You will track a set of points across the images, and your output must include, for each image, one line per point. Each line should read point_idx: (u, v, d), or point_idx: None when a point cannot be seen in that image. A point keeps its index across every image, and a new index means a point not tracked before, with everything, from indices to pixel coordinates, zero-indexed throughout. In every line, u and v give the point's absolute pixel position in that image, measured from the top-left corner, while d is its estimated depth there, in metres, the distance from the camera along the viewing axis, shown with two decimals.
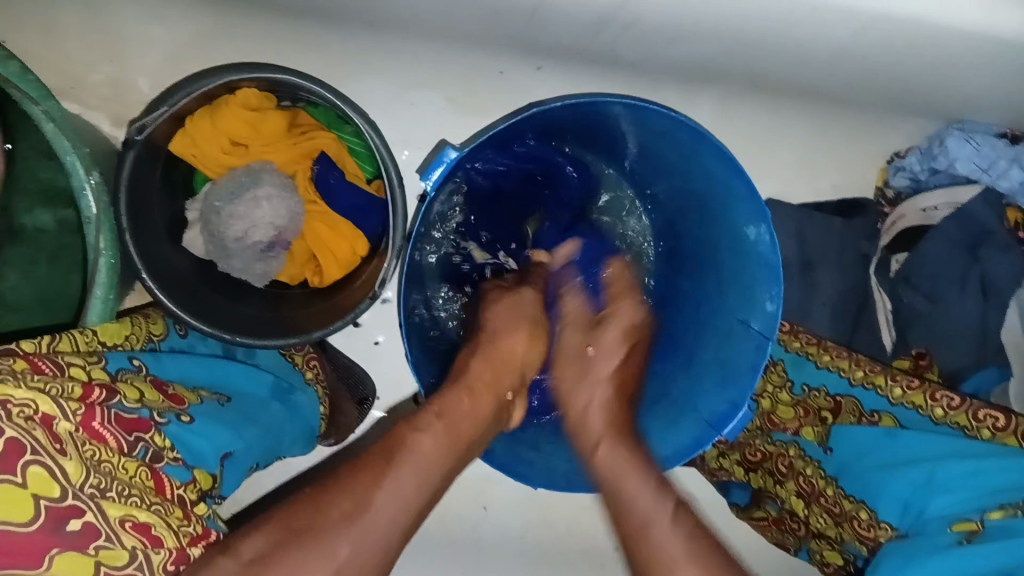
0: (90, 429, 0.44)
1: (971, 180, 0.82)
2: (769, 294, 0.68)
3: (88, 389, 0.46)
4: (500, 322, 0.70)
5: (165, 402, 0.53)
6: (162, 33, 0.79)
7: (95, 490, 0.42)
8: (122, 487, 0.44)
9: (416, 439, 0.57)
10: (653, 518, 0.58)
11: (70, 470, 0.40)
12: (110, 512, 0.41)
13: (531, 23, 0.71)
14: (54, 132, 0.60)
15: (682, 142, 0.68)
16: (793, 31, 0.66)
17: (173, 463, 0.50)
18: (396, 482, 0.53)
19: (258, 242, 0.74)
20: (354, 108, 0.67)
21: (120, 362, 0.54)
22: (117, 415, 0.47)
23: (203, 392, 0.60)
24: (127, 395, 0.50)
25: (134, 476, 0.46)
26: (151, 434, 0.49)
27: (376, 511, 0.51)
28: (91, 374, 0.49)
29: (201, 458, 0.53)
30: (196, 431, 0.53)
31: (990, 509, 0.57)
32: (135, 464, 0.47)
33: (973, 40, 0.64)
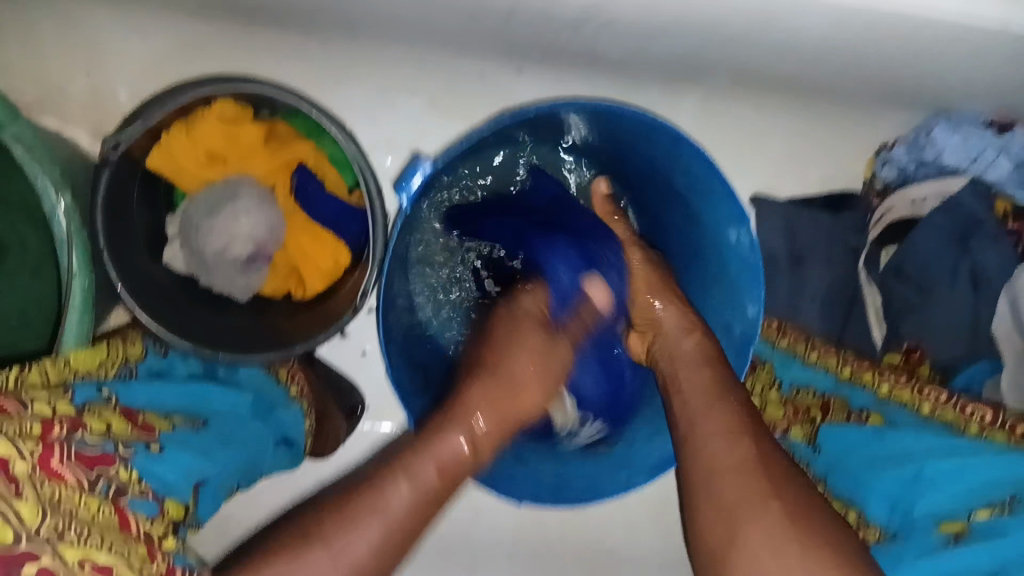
0: (48, 468, 0.44)
1: (958, 170, 0.81)
2: (750, 296, 0.67)
3: (48, 424, 0.47)
4: (499, 350, 0.70)
5: (134, 433, 0.53)
6: (137, 42, 0.77)
7: (53, 532, 0.40)
8: (81, 528, 0.42)
9: (394, 490, 0.55)
10: (715, 465, 0.54)
11: (24, 513, 0.40)
12: (66, 554, 0.40)
13: (509, 24, 0.70)
14: (25, 156, 0.62)
15: (659, 146, 0.67)
16: (773, 23, 0.65)
17: (139, 496, 0.49)
18: (364, 530, 0.51)
19: (237, 256, 0.73)
20: (328, 119, 0.66)
21: (87, 394, 0.53)
22: (77, 453, 0.47)
23: (175, 418, 0.59)
24: (92, 428, 0.50)
25: (96, 513, 0.45)
26: (115, 469, 0.48)
27: (354, 565, 0.50)
28: (56, 408, 0.49)
29: (170, 487, 0.52)
30: (165, 460, 0.53)
31: (978, 509, 0.56)
32: (97, 500, 0.45)
33: (956, 28, 0.63)
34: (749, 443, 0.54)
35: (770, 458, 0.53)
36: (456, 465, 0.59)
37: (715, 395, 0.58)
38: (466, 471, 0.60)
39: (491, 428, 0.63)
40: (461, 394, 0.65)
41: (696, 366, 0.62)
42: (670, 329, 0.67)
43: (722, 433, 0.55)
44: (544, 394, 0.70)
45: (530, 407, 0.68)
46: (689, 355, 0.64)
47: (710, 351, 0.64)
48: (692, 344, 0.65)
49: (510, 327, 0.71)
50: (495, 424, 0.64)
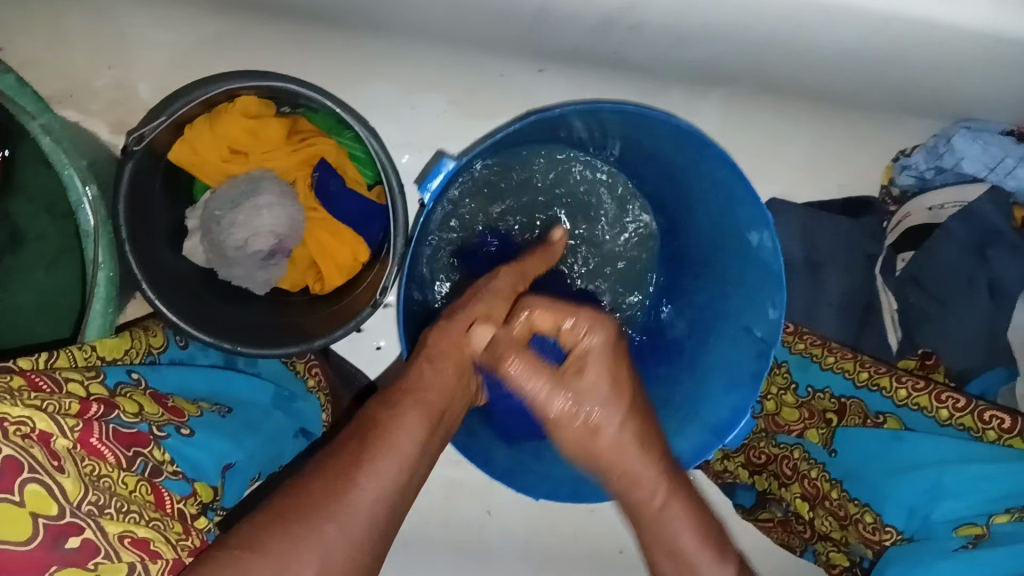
0: (88, 445, 0.45)
1: (977, 178, 0.80)
2: (771, 300, 0.67)
3: (86, 404, 0.47)
4: (462, 300, 0.64)
5: (165, 415, 0.54)
6: (161, 37, 0.78)
7: (93, 507, 0.41)
8: (120, 503, 0.44)
9: (400, 428, 0.52)
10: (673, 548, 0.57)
11: (68, 488, 0.40)
12: (109, 529, 0.41)
13: (533, 26, 0.71)
14: (53, 146, 0.61)
15: (682, 148, 0.67)
16: (796, 32, 0.66)
17: (173, 476, 0.50)
18: (378, 470, 0.49)
19: (258, 250, 0.76)
20: (353, 115, 0.66)
21: (119, 376, 0.54)
22: (116, 430, 0.47)
23: (202, 404, 0.60)
24: (126, 410, 0.50)
25: (133, 491, 0.46)
26: (150, 448, 0.49)
27: (359, 491, 0.47)
28: (89, 389, 0.50)
29: (201, 470, 0.53)
30: (197, 442, 0.54)
31: (996, 514, 0.57)
32: (134, 478, 0.47)
33: (979, 38, 0.63)
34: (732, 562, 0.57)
35: (709, 535, 0.58)
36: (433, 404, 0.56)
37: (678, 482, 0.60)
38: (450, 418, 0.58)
39: (451, 379, 0.59)
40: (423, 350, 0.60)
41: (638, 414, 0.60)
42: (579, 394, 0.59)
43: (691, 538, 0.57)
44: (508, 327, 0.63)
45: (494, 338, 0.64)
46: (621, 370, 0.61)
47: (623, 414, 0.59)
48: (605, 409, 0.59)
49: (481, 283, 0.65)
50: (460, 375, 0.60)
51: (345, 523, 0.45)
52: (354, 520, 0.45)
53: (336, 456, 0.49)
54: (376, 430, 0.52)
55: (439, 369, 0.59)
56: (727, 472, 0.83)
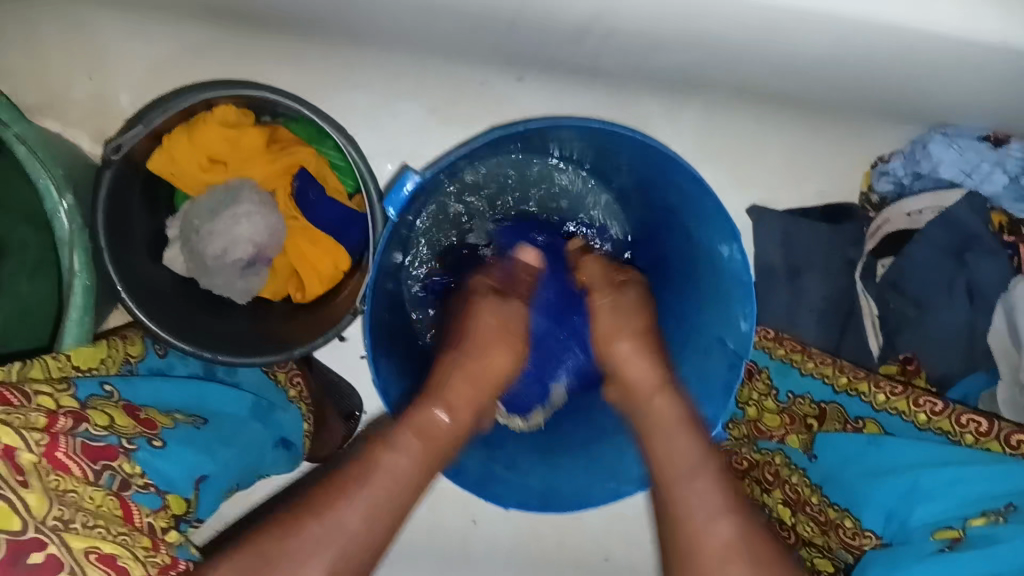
0: (53, 459, 0.44)
1: (954, 184, 0.81)
2: (742, 312, 0.67)
3: (54, 418, 0.47)
4: (485, 331, 0.70)
5: (136, 428, 0.54)
6: (140, 47, 0.78)
7: (59, 522, 0.41)
8: (87, 517, 0.43)
9: (392, 456, 0.59)
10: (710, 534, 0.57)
11: (32, 502, 0.40)
12: (73, 544, 0.41)
13: (509, 32, 0.71)
14: (28, 155, 0.61)
15: (650, 160, 0.68)
16: (772, 36, 0.66)
17: (142, 489, 0.50)
18: (359, 503, 0.55)
19: (238, 260, 0.74)
20: (331, 125, 0.66)
21: (90, 389, 0.54)
22: (82, 444, 0.47)
23: (178, 415, 0.60)
24: (95, 422, 0.50)
25: (101, 505, 0.46)
26: (119, 462, 0.49)
27: (340, 532, 0.53)
28: (59, 401, 0.50)
29: (171, 483, 0.53)
30: (166, 456, 0.54)
31: (972, 517, 0.57)
32: (102, 493, 0.47)
33: (952, 42, 0.63)
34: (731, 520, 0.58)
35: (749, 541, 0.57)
36: (435, 439, 0.63)
37: (698, 468, 0.61)
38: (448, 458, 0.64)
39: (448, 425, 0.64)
40: (442, 378, 0.67)
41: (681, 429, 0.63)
42: (636, 384, 0.67)
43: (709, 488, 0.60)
44: (516, 358, 0.71)
45: (503, 372, 0.70)
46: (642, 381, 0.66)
47: (683, 411, 0.65)
48: (663, 403, 0.65)
49: (490, 322, 0.70)
50: (473, 406, 0.67)
51: (325, 542, 0.52)
52: (332, 542, 0.53)
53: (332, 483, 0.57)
54: (365, 466, 0.58)
55: (450, 407, 0.65)
56: None
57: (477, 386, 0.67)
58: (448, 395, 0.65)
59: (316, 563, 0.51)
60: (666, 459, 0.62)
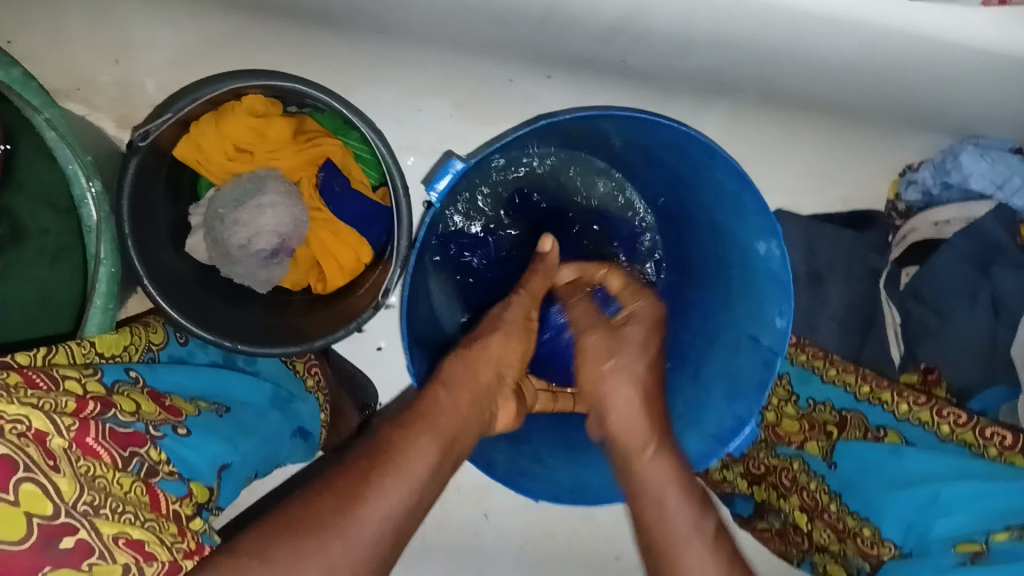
0: (84, 445, 0.45)
1: (985, 196, 0.82)
2: (778, 308, 0.66)
3: (82, 402, 0.47)
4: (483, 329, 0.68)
5: (162, 414, 0.54)
6: (168, 34, 0.77)
7: (88, 507, 0.41)
8: (116, 503, 0.43)
9: (416, 454, 0.54)
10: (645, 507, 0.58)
11: (63, 487, 0.40)
12: (103, 530, 0.41)
13: (541, 30, 0.70)
14: (57, 140, 0.61)
15: (689, 154, 0.67)
16: (805, 42, 0.65)
17: (168, 476, 0.50)
18: (384, 490, 0.50)
19: (260, 249, 0.75)
20: (359, 117, 0.66)
21: (116, 374, 0.54)
22: (111, 430, 0.47)
23: (200, 403, 0.60)
24: (123, 408, 0.50)
25: (129, 491, 0.46)
26: (146, 449, 0.49)
27: (360, 521, 0.48)
28: (87, 387, 0.50)
29: (195, 471, 0.53)
30: (191, 443, 0.54)
31: (996, 530, 0.56)
32: (130, 479, 0.47)
33: (988, 52, 0.62)
34: (712, 525, 0.55)
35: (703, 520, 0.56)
36: (449, 436, 0.57)
37: (679, 497, 0.57)
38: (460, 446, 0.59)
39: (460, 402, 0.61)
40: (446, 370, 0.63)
41: (638, 411, 0.64)
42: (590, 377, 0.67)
43: (673, 501, 0.57)
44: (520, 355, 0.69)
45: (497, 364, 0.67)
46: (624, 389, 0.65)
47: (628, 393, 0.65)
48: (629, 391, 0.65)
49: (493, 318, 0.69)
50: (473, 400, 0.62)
51: (350, 538, 0.46)
52: (357, 535, 0.47)
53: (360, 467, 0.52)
54: (388, 448, 0.54)
55: (453, 395, 0.61)
56: (725, 482, 0.83)
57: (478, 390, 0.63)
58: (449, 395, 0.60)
59: (342, 539, 0.46)
60: (641, 483, 0.59)
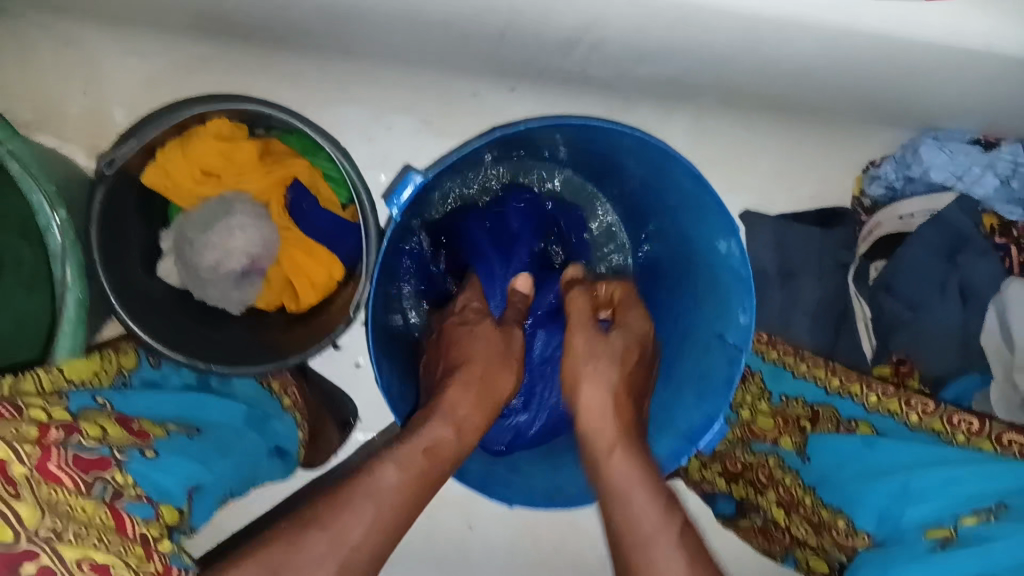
0: (46, 471, 0.45)
1: (947, 187, 0.82)
2: (740, 305, 0.67)
3: (45, 431, 0.49)
4: (474, 351, 0.67)
5: (129, 438, 0.55)
6: (135, 62, 0.78)
7: (50, 532, 0.42)
8: (79, 528, 0.44)
9: (382, 473, 0.55)
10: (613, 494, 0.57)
11: (24, 514, 0.41)
12: (65, 554, 0.41)
13: (500, 44, 0.71)
14: (21, 172, 0.62)
15: (648, 158, 0.68)
16: (759, 46, 0.66)
17: (135, 500, 0.50)
18: (361, 510, 0.51)
19: (232, 270, 0.75)
20: (323, 136, 0.67)
21: (84, 401, 0.55)
22: (75, 456, 0.48)
23: (171, 426, 0.60)
24: (87, 433, 0.51)
25: (93, 515, 0.46)
26: (111, 473, 0.50)
27: (351, 540, 0.49)
28: (52, 414, 0.52)
29: (167, 492, 0.53)
30: (159, 466, 0.54)
31: (963, 516, 0.56)
32: (93, 504, 0.47)
33: (938, 47, 0.64)
34: (693, 532, 0.54)
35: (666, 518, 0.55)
36: (444, 458, 0.59)
37: (637, 487, 0.57)
38: (437, 481, 0.58)
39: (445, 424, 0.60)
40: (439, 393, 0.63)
41: (610, 416, 0.63)
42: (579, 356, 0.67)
43: (636, 489, 0.57)
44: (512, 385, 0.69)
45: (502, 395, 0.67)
46: (591, 409, 0.63)
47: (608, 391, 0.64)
48: (602, 385, 0.64)
49: (466, 344, 0.68)
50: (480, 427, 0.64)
51: (336, 538, 0.49)
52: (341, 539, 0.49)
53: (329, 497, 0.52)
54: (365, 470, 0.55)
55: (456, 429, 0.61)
56: (705, 482, 0.83)
57: (484, 408, 0.64)
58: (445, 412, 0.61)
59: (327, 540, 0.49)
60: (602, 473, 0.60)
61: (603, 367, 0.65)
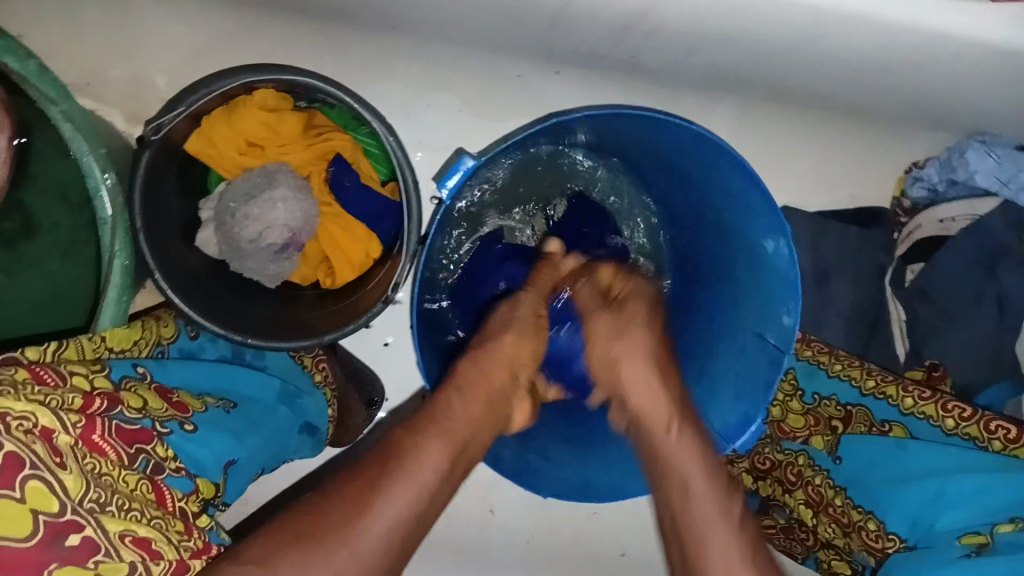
0: (89, 442, 0.45)
1: (989, 192, 0.79)
2: (786, 307, 0.66)
3: (89, 399, 0.48)
4: (492, 326, 0.69)
5: (169, 411, 0.54)
6: (179, 28, 0.78)
7: (95, 504, 0.41)
8: (122, 501, 0.44)
9: (423, 456, 0.54)
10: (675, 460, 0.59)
11: (69, 484, 0.40)
12: (109, 527, 0.41)
13: (551, 27, 0.70)
14: (73, 133, 0.61)
15: (698, 152, 0.67)
16: (818, 40, 0.65)
17: (174, 473, 0.51)
18: (392, 490, 0.51)
19: (272, 243, 0.75)
20: (371, 113, 0.66)
21: (124, 370, 0.55)
22: (118, 427, 0.48)
23: (208, 399, 0.61)
24: (129, 404, 0.51)
25: (134, 489, 0.47)
26: (153, 445, 0.50)
27: (368, 529, 0.48)
28: (94, 382, 0.51)
29: (201, 468, 0.54)
30: (197, 439, 0.54)
31: (1001, 523, 0.56)
32: (136, 476, 0.47)
33: (999, 52, 0.63)
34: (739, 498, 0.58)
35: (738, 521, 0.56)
36: (459, 443, 0.57)
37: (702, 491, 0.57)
38: (474, 444, 0.59)
39: (479, 403, 0.61)
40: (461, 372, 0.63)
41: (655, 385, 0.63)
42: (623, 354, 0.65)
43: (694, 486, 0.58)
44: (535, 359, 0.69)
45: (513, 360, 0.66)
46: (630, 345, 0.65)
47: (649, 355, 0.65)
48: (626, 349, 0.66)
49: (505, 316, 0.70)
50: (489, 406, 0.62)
51: (358, 547, 0.47)
52: (366, 543, 0.47)
53: (358, 476, 0.52)
54: (397, 454, 0.54)
55: (466, 400, 0.60)
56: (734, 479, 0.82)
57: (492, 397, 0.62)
58: (462, 399, 0.60)
59: (349, 550, 0.46)
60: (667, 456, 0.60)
61: (655, 384, 0.63)
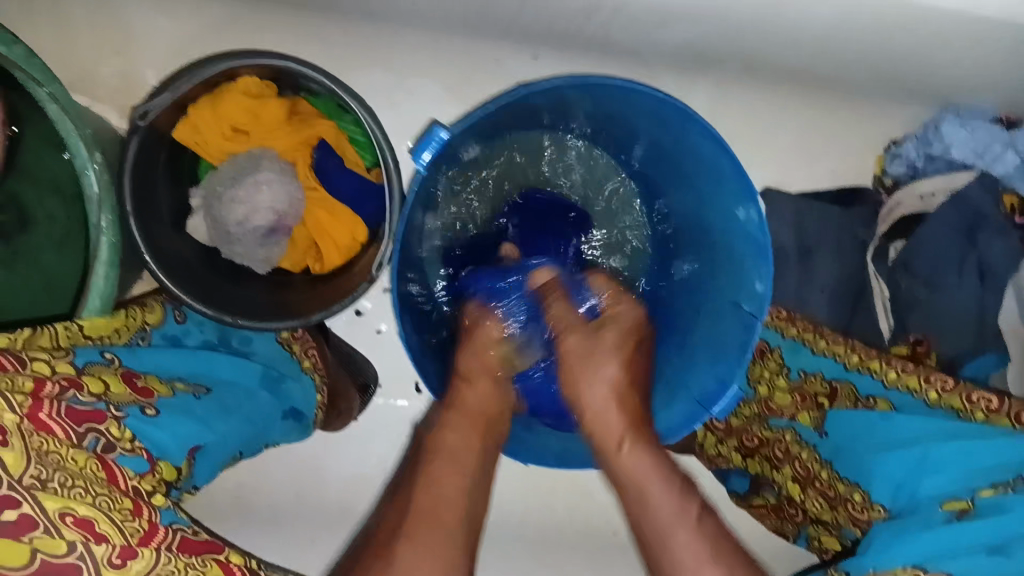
0: (36, 420, 0.45)
1: (967, 165, 0.83)
2: (758, 273, 0.68)
3: (41, 383, 0.49)
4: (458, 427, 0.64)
5: (131, 396, 0.55)
6: (164, 23, 0.79)
7: (35, 480, 0.42)
8: (64, 478, 0.44)
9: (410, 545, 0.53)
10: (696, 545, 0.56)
11: (10, 461, 0.41)
12: (47, 504, 0.41)
13: (524, 6, 0.72)
14: (58, 114, 0.62)
15: (669, 122, 0.68)
16: (783, 12, 0.67)
17: (128, 453, 0.52)
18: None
19: (258, 227, 0.75)
20: (350, 95, 0.67)
21: (90, 356, 0.55)
22: (68, 408, 0.49)
23: (178, 384, 0.61)
24: (87, 389, 0.52)
25: (83, 466, 0.47)
26: (106, 426, 0.51)
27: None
28: (57, 368, 0.51)
29: (163, 451, 0.55)
30: (159, 424, 0.55)
31: (982, 487, 0.57)
32: (85, 455, 0.48)
33: (959, 18, 0.64)
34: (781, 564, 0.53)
35: None
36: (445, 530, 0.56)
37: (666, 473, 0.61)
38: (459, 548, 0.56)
39: (448, 491, 0.58)
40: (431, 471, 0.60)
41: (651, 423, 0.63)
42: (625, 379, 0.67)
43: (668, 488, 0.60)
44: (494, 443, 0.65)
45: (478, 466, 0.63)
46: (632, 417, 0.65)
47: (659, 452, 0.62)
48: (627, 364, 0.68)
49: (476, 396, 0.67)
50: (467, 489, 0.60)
51: None
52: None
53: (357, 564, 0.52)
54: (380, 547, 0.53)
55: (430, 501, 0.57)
56: (720, 459, 0.82)
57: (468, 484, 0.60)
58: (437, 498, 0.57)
59: None
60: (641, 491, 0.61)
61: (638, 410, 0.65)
